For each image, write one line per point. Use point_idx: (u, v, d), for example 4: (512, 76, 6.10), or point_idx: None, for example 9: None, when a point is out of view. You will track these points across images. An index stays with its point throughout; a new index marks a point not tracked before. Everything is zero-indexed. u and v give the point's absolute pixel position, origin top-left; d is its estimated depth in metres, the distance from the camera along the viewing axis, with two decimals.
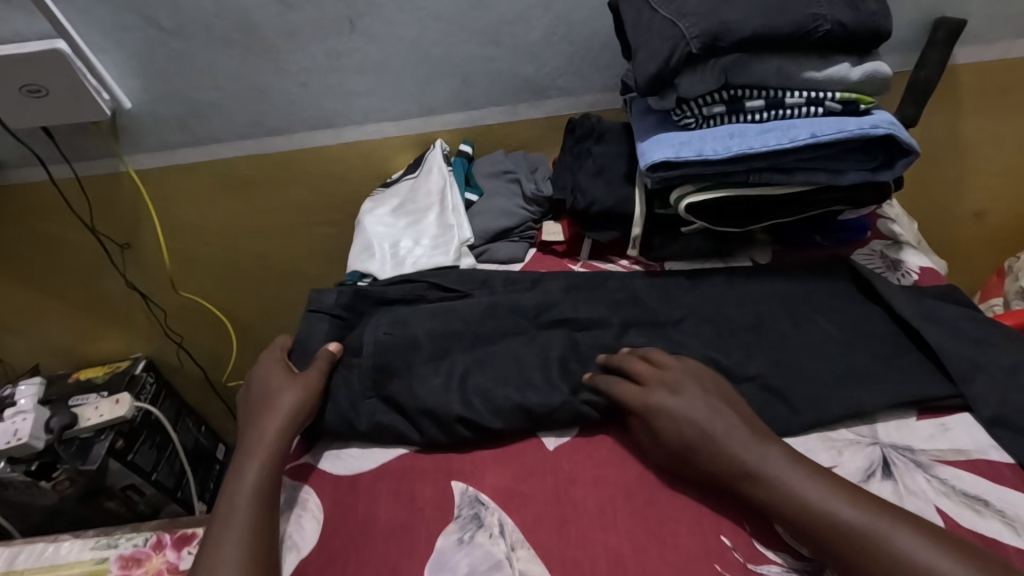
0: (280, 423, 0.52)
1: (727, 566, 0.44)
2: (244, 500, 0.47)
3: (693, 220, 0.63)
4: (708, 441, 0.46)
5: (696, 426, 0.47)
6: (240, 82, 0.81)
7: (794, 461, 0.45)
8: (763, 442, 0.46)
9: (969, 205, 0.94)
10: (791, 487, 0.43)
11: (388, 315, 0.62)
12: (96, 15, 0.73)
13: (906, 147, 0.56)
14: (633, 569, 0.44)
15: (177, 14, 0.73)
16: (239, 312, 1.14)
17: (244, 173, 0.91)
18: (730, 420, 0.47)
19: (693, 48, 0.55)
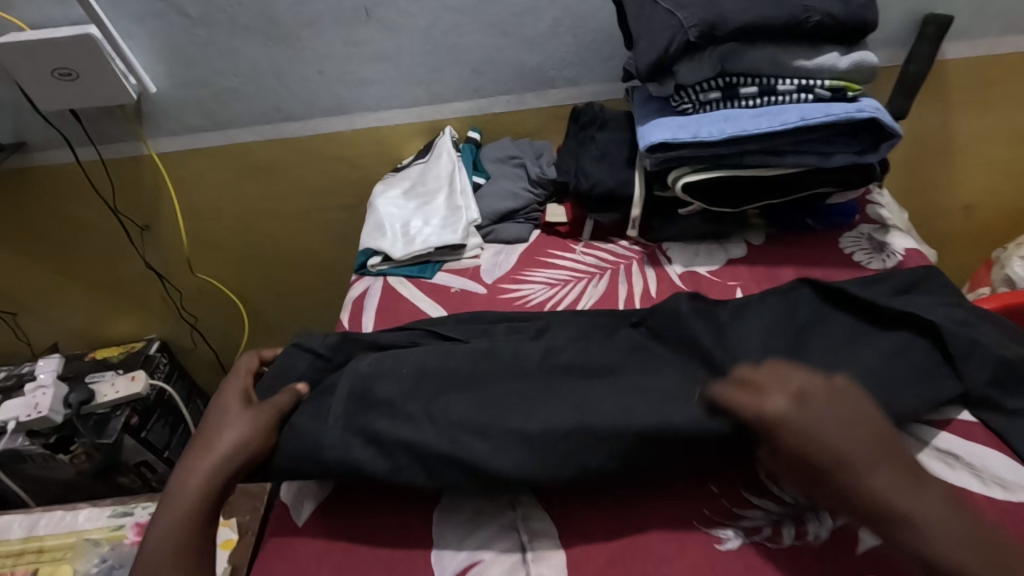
0: (220, 456, 0.47)
1: (713, 510, 0.47)
2: (166, 560, 0.42)
3: (690, 200, 0.67)
4: (850, 473, 0.38)
5: (835, 450, 0.39)
6: (260, 69, 0.85)
7: (958, 518, 0.37)
8: (917, 489, 0.38)
9: (957, 197, 0.97)
10: (949, 565, 0.36)
11: (374, 362, 0.55)
12: (126, 3, 0.77)
13: (890, 131, 0.60)
14: (628, 515, 0.48)
15: (202, 2, 0.78)
16: (252, 295, 1.17)
17: (260, 157, 0.95)
18: (851, 445, 0.40)
19: (691, 37, 0.59)
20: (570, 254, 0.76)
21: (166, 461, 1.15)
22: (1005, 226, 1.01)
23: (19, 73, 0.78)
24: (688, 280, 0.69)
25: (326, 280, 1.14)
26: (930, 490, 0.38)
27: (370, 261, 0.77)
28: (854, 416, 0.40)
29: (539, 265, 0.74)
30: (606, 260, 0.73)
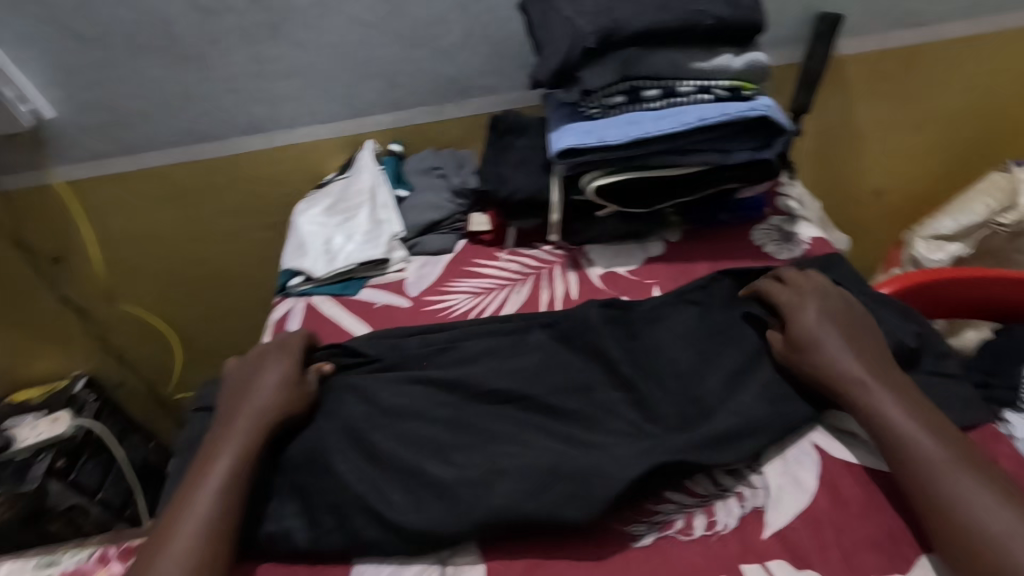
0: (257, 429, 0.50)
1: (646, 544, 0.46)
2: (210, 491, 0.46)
3: (604, 201, 0.68)
4: (859, 387, 0.48)
5: (847, 369, 0.49)
6: (166, 90, 0.82)
7: (960, 453, 0.43)
8: (929, 426, 0.45)
9: (867, 183, 1.02)
10: (948, 481, 0.42)
11: None
12: (13, 28, 0.74)
13: (782, 127, 0.63)
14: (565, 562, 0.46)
15: (96, 24, 0.75)
16: (181, 322, 1.13)
17: (176, 180, 0.92)
18: (896, 407, 0.46)
19: (591, 43, 0.60)
20: (495, 262, 0.75)
21: (99, 503, 1.08)
22: (912, 209, 1.07)
23: None
24: (608, 281, 0.70)
25: (259, 304, 1.10)
26: (939, 428, 0.45)
27: (291, 282, 0.76)
28: (877, 356, 0.50)
29: (462, 275, 0.74)
30: (529, 266, 0.73)
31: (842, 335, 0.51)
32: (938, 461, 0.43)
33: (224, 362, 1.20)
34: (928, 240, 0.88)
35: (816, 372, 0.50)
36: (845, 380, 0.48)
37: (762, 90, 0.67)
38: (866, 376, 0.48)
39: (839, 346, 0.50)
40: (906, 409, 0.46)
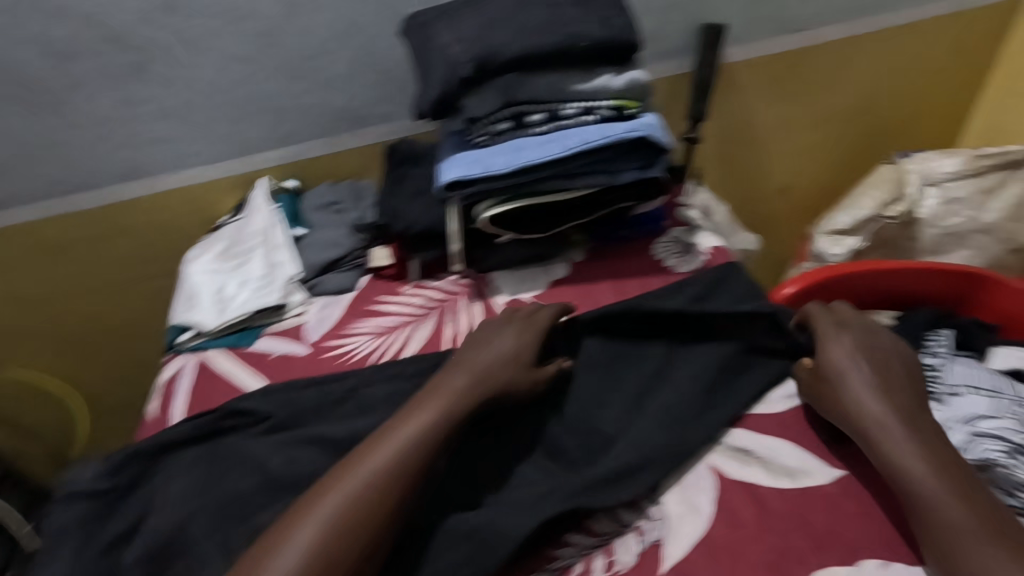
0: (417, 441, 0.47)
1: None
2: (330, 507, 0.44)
3: (500, 230, 0.67)
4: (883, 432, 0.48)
5: (879, 410, 0.49)
6: (27, 140, 0.76)
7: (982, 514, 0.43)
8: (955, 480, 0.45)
9: (773, 181, 1.05)
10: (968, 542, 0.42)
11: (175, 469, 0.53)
12: None
13: (665, 145, 0.64)
14: None
15: None
16: (80, 382, 1.04)
17: (51, 234, 0.85)
18: (921, 457, 0.46)
19: (465, 71, 0.59)
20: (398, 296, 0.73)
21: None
22: (816, 203, 1.11)
23: None
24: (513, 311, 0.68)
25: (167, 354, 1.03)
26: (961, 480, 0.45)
27: (181, 337, 0.71)
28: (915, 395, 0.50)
29: (364, 315, 0.71)
30: (433, 299, 0.71)
31: (863, 372, 0.52)
32: (954, 520, 0.43)
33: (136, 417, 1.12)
34: (827, 236, 0.89)
35: (835, 406, 0.51)
36: (860, 426, 0.49)
37: (647, 107, 0.66)
38: (889, 421, 0.48)
39: (859, 382, 0.51)
40: (929, 457, 0.46)
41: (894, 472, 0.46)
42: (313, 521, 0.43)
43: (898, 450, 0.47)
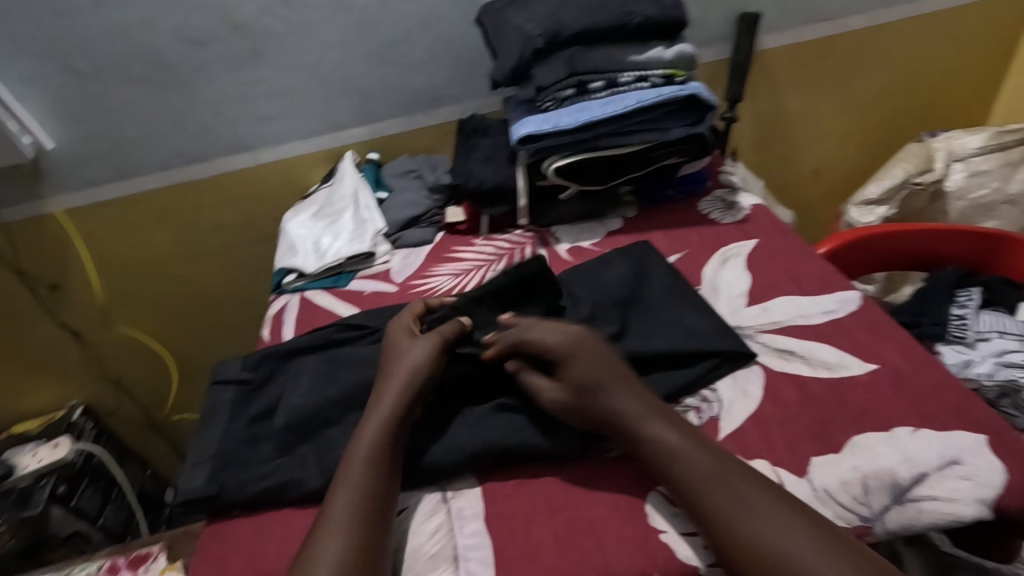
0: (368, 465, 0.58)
1: (768, 415, 0.65)
2: (336, 540, 0.52)
3: (592, 176, 0.94)
4: (674, 459, 0.55)
5: (656, 434, 0.57)
6: (416, 60, 1.10)
7: (785, 515, 0.50)
8: (741, 485, 0.52)
9: (806, 163, 1.42)
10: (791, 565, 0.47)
11: None
12: (315, 13, 1.02)
13: (710, 103, 0.88)
14: (709, 391, 0.69)
15: (374, 10, 1.03)
16: (234, 263, 1.30)
17: (411, 137, 1.19)
18: (698, 459, 0.55)
19: (553, 67, 0.89)
20: (672, 227, 0.97)
21: (100, 528, 1.32)
22: None
23: (248, 88, 1.07)
24: (758, 248, 0.89)
25: (269, 220, 1.24)
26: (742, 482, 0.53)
27: (518, 205, 0.98)
28: (661, 417, 0.58)
29: (640, 231, 0.98)
30: (696, 224, 0.97)
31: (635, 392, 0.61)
32: (707, 468, 0.54)
33: (241, 291, 1.34)
34: (861, 207, 1.25)
35: (638, 439, 0.57)
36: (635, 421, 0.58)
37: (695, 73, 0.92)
38: (666, 441, 0.56)
39: (632, 402, 0.59)
40: (716, 472, 0.53)
41: (676, 478, 0.54)
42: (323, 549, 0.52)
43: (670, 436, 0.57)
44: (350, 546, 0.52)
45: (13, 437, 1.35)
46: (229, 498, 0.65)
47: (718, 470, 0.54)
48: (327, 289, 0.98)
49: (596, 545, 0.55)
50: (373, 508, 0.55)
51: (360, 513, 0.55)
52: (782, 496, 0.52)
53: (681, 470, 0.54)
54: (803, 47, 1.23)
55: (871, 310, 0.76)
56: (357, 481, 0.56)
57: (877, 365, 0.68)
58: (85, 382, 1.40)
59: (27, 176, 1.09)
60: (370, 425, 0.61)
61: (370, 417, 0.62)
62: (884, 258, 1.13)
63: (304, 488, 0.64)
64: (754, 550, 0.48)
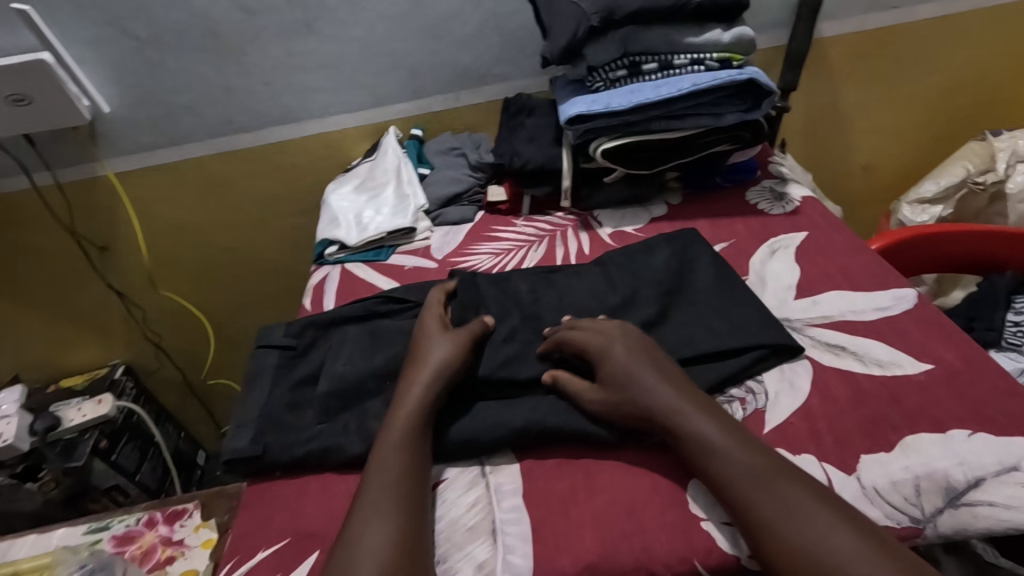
0: (402, 452, 0.59)
1: (807, 411, 0.64)
2: (383, 517, 0.53)
3: (638, 160, 0.92)
4: (705, 454, 0.55)
5: (690, 429, 0.57)
6: (463, 36, 1.09)
7: (823, 514, 0.50)
8: (778, 482, 0.52)
9: (858, 159, 1.38)
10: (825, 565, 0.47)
11: (574, 284, 0.81)
12: None
13: (767, 89, 0.86)
14: (753, 382, 0.67)
15: None
16: (273, 233, 1.32)
17: (454, 115, 1.19)
18: (730, 453, 0.54)
19: (606, 46, 0.87)
20: (718, 215, 0.95)
21: (138, 484, 1.38)
22: None
23: (297, 59, 1.08)
24: (808, 241, 0.86)
25: (310, 192, 1.26)
26: (777, 480, 0.52)
27: (561, 186, 0.98)
28: (696, 412, 0.58)
29: (685, 218, 0.96)
30: (744, 213, 0.94)
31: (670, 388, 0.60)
32: (740, 464, 0.54)
33: (278, 262, 1.37)
34: (914, 206, 1.21)
35: (673, 430, 0.58)
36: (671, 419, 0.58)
37: (752, 57, 0.89)
38: (697, 434, 0.56)
39: (668, 395, 0.59)
40: (749, 466, 0.53)
41: (709, 471, 0.55)
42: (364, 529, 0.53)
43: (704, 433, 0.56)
44: (392, 526, 0.53)
45: (59, 391, 1.40)
46: (270, 459, 0.66)
47: (750, 466, 0.53)
48: (368, 262, 0.99)
49: (635, 528, 0.55)
50: (409, 513, 0.54)
51: (403, 517, 0.54)
52: (821, 496, 0.51)
53: (713, 466, 0.54)
54: (863, 37, 1.19)
55: (928, 309, 0.73)
56: (389, 469, 0.57)
57: (932, 365, 0.66)
58: (127, 343, 1.45)
59: (83, 138, 1.12)
60: (397, 419, 0.61)
61: (398, 412, 0.62)
62: (938, 259, 1.09)
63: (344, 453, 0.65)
64: (787, 546, 0.49)
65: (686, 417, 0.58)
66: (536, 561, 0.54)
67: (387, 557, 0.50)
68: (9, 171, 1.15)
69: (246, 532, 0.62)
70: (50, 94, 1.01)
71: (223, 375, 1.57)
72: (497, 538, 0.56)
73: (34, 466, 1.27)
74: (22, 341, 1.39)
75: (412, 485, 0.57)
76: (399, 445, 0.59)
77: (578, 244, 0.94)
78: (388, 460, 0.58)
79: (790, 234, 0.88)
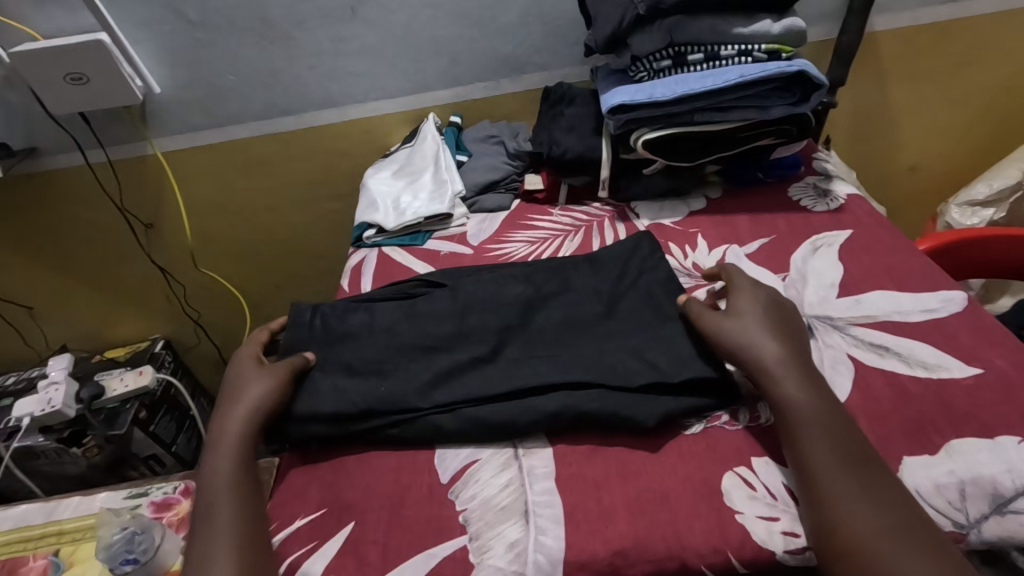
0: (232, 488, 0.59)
1: (870, 399, 0.63)
2: (221, 554, 0.53)
3: (680, 152, 0.91)
4: (797, 411, 0.56)
5: (789, 385, 0.58)
6: (505, 24, 1.09)
7: (883, 501, 0.50)
8: (850, 461, 0.53)
9: (905, 159, 1.34)
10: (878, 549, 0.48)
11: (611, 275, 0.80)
12: None
13: (817, 82, 0.84)
14: None
15: None
16: (313, 216, 1.34)
17: (493, 103, 1.19)
18: (817, 419, 0.55)
19: (651, 36, 0.86)
20: (759, 211, 0.94)
21: (174, 454, 1.43)
22: None
23: (340, 44, 1.10)
24: (853, 240, 0.84)
25: (348, 176, 1.28)
26: (849, 460, 0.53)
27: (600, 176, 0.97)
28: (800, 371, 0.59)
29: (725, 212, 0.94)
30: (786, 210, 0.93)
31: (785, 352, 0.61)
32: (824, 431, 0.55)
33: (316, 244, 1.39)
34: (963, 208, 1.18)
35: (772, 382, 0.59)
36: (779, 386, 0.58)
37: (802, 49, 0.87)
38: (794, 391, 0.57)
39: (780, 349, 0.61)
40: (830, 438, 0.54)
41: (791, 432, 0.56)
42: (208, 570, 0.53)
43: (808, 410, 0.56)
44: (236, 561, 0.53)
45: (103, 361, 1.46)
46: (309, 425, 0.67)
47: (834, 438, 0.54)
48: (405, 246, 1.00)
49: (669, 517, 0.55)
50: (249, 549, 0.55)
51: (240, 531, 0.56)
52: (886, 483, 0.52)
53: (801, 424, 0.56)
54: (918, 31, 1.15)
55: (978, 313, 0.71)
56: (227, 506, 0.57)
57: (982, 370, 0.64)
58: (168, 318, 1.50)
59: (134, 118, 1.16)
60: (220, 452, 0.61)
61: (218, 443, 0.62)
62: (987, 264, 1.05)
63: (399, 409, 0.66)
64: (846, 518, 0.50)
65: (788, 374, 0.59)
66: (567, 544, 0.54)
67: None
68: (64, 148, 1.19)
69: (283, 500, 0.64)
70: (106, 74, 1.04)
71: None
72: (528, 520, 0.57)
73: (79, 432, 1.30)
74: (71, 311, 1.46)
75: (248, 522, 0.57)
76: (227, 480, 0.59)
77: (615, 235, 0.94)
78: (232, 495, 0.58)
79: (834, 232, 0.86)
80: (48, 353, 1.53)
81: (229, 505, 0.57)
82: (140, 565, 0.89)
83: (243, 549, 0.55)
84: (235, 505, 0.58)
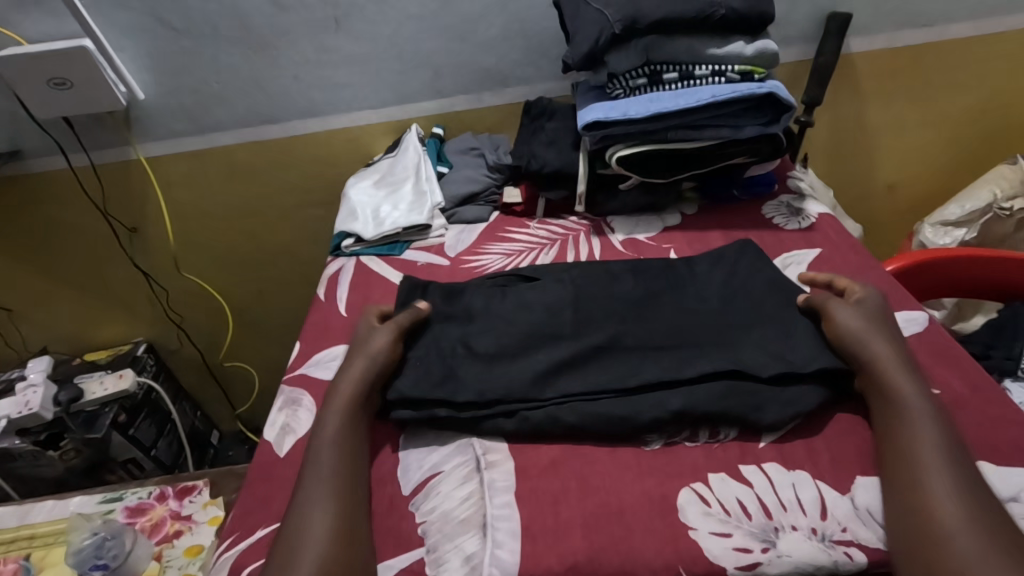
0: (340, 439, 0.63)
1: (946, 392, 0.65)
2: (328, 493, 0.58)
3: (652, 170, 0.93)
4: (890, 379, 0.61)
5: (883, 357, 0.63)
6: (487, 39, 1.10)
7: (953, 465, 0.55)
8: (935, 426, 0.57)
9: (883, 178, 1.36)
10: (943, 503, 0.52)
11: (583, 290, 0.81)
12: None
13: (786, 104, 0.86)
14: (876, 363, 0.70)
15: None
16: (298, 219, 1.35)
17: (475, 116, 1.20)
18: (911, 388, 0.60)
19: (625, 55, 0.88)
20: (732, 228, 0.95)
21: (153, 458, 1.42)
22: None
23: (323, 56, 1.11)
24: (820, 259, 0.86)
25: (333, 184, 1.29)
26: (935, 426, 0.57)
27: (575, 191, 0.98)
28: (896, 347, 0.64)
29: (698, 229, 0.96)
30: (758, 227, 0.94)
31: (886, 335, 0.65)
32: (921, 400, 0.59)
33: (307, 253, 1.41)
34: (936, 227, 1.19)
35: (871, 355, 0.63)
36: (886, 389, 0.61)
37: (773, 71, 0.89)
38: (890, 364, 0.62)
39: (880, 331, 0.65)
40: (924, 406, 0.59)
41: (885, 402, 0.61)
42: (313, 508, 0.57)
43: (915, 412, 0.58)
44: (337, 505, 0.57)
45: (84, 364, 1.46)
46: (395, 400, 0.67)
47: (927, 406, 0.59)
48: (382, 256, 1.01)
49: (625, 533, 0.56)
50: (347, 496, 0.59)
51: (342, 474, 0.60)
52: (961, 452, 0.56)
53: (899, 391, 0.60)
54: (894, 54, 1.17)
55: (937, 334, 0.72)
56: (335, 450, 0.62)
57: (936, 391, 0.65)
58: (151, 321, 1.50)
59: (119, 123, 1.17)
60: (340, 399, 0.66)
61: (340, 389, 0.67)
62: (956, 284, 1.06)
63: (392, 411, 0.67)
64: (926, 476, 0.54)
65: (886, 346, 0.64)
66: (523, 558, 0.55)
67: (326, 535, 0.55)
68: (47, 151, 1.19)
69: (244, 510, 0.65)
70: (90, 79, 1.04)
71: (239, 358, 1.61)
72: (485, 533, 0.57)
73: (56, 435, 1.30)
74: (55, 313, 1.45)
75: (353, 470, 0.61)
76: (332, 432, 0.63)
77: (589, 250, 0.95)
78: (345, 444, 0.62)
79: (802, 251, 0.88)
80: (28, 355, 1.52)
81: (338, 451, 0.62)
82: (109, 571, 0.89)
83: (352, 494, 0.59)
84: (343, 449, 0.62)
